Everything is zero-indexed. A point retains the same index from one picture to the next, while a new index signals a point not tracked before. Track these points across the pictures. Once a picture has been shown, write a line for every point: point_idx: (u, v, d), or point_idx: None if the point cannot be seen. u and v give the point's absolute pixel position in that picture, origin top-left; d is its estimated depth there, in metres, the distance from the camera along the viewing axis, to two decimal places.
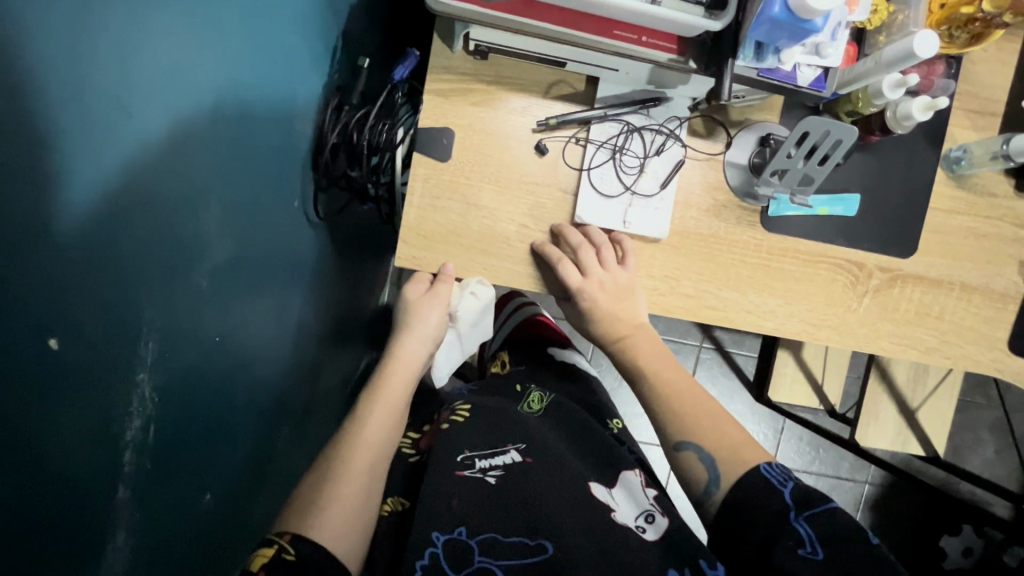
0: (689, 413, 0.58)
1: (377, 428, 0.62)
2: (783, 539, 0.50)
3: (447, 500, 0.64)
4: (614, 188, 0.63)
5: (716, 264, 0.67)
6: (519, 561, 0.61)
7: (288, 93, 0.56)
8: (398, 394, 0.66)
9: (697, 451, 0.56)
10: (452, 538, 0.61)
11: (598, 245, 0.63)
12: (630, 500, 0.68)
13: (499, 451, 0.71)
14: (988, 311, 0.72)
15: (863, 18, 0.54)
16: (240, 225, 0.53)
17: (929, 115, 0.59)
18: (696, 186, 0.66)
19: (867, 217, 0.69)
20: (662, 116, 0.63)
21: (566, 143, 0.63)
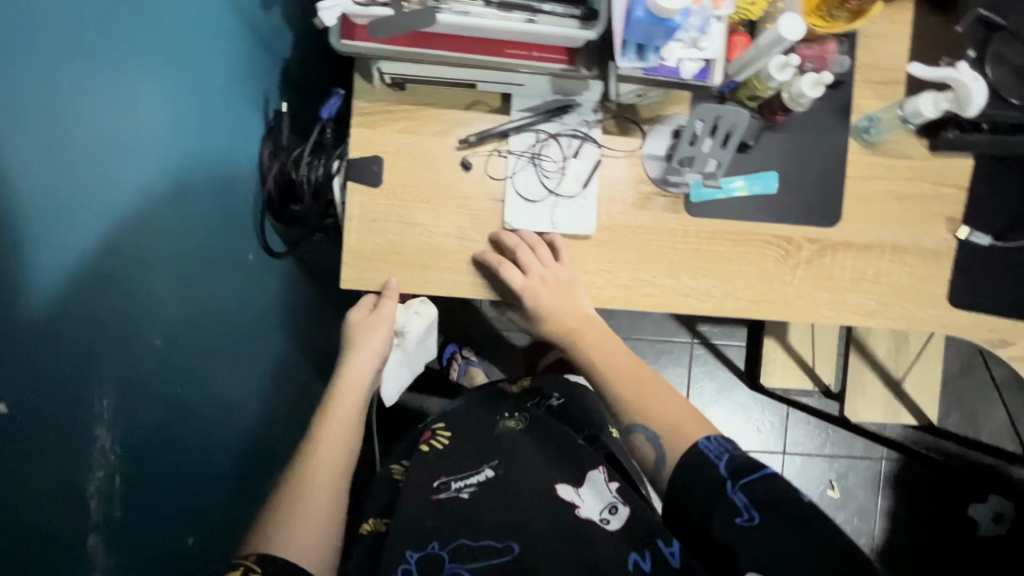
0: (636, 401, 0.59)
1: (333, 450, 0.65)
2: (723, 509, 0.51)
3: (417, 521, 0.67)
4: (538, 193, 0.67)
5: (647, 253, 0.71)
6: (489, 562, 0.62)
7: (227, 149, 0.63)
8: (349, 411, 0.69)
9: (649, 436, 0.57)
10: (426, 553, 0.64)
11: (533, 245, 0.66)
12: (593, 495, 0.69)
13: (475, 471, 0.73)
14: (923, 269, 0.74)
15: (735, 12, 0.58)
16: (192, 287, 0.59)
17: (821, 91, 0.63)
18: (618, 183, 0.69)
19: (790, 192, 0.72)
20: (575, 120, 0.68)
21: (488, 156, 0.67)
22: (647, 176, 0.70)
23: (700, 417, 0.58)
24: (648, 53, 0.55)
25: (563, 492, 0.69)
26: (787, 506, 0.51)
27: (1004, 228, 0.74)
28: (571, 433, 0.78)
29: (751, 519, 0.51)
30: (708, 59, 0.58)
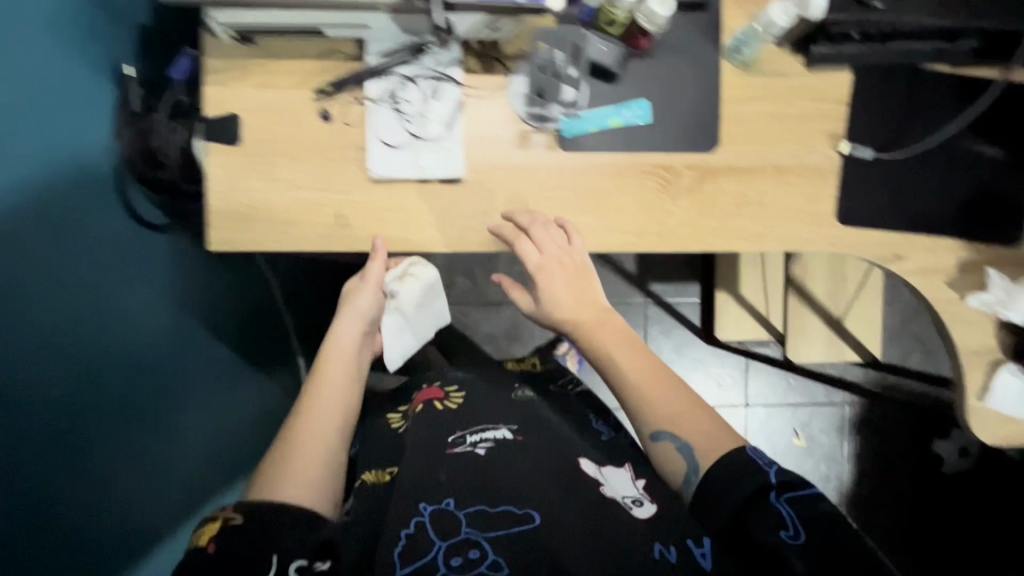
0: (671, 408, 0.56)
1: (333, 404, 0.66)
2: (767, 514, 0.50)
3: (434, 474, 0.64)
4: (400, 138, 0.66)
5: (524, 193, 0.70)
6: (508, 530, 0.58)
7: (64, 87, 0.58)
8: (341, 372, 0.69)
9: (674, 442, 0.54)
10: (440, 508, 0.59)
11: (525, 228, 0.66)
12: (618, 486, 0.68)
13: (489, 428, 0.74)
14: (807, 188, 0.73)
15: None
16: (18, 232, 0.54)
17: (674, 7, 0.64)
18: (486, 123, 0.68)
19: (664, 120, 0.71)
20: (432, 60, 0.67)
21: (346, 105, 0.66)
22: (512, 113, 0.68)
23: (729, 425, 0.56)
24: None
25: (586, 468, 0.70)
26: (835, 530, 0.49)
27: (886, 141, 0.73)
28: (587, 420, 0.85)
29: (794, 533, 0.49)
30: None
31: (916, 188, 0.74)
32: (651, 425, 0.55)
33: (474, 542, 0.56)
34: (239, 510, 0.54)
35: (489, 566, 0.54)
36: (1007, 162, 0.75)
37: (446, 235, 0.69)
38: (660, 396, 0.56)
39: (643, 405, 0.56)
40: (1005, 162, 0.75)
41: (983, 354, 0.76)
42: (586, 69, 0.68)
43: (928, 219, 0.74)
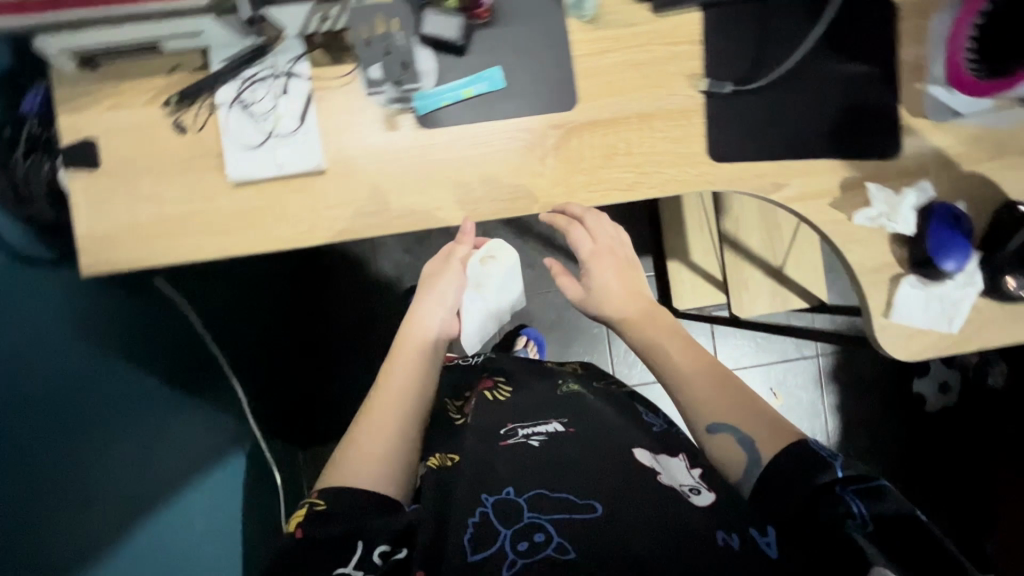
0: (717, 400, 0.62)
1: (401, 392, 0.70)
2: (830, 498, 0.53)
3: (491, 464, 0.64)
4: (255, 138, 0.67)
5: (389, 175, 0.70)
6: (570, 516, 0.57)
7: None
8: (410, 364, 0.73)
9: (733, 434, 0.60)
10: (501, 498, 0.59)
11: (580, 218, 0.73)
12: (673, 473, 0.65)
13: (541, 422, 0.74)
14: (674, 132, 0.73)
15: None
16: None
17: None
18: (341, 110, 0.69)
19: (520, 85, 0.71)
20: (275, 58, 0.67)
21: (197, 113, 0.67)
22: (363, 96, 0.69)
23: (781, 428, 0.59)
24: None
25: (641, 459, 0.66)
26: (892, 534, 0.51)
27: (747, 73, 0.73)
28: (636, 409, 0.82)
29: (863, 519, 0.51)
30: None
31: (785, 115, 0.74)
32: (708, 419, 0.62)
33: (539, 529, 0.56)
34: (323, 498, 0.59)
35: (556, 549, 0.54)
36: (872, 76, 0.75)
37: (318, 228, 0.69)
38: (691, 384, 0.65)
39: (697, 404, 0.63)
40: (871, 76, 0.75)
41: (883, 270, 0.75)
42: (430, 44, 0.69)
43: (801, 144, 0.74)
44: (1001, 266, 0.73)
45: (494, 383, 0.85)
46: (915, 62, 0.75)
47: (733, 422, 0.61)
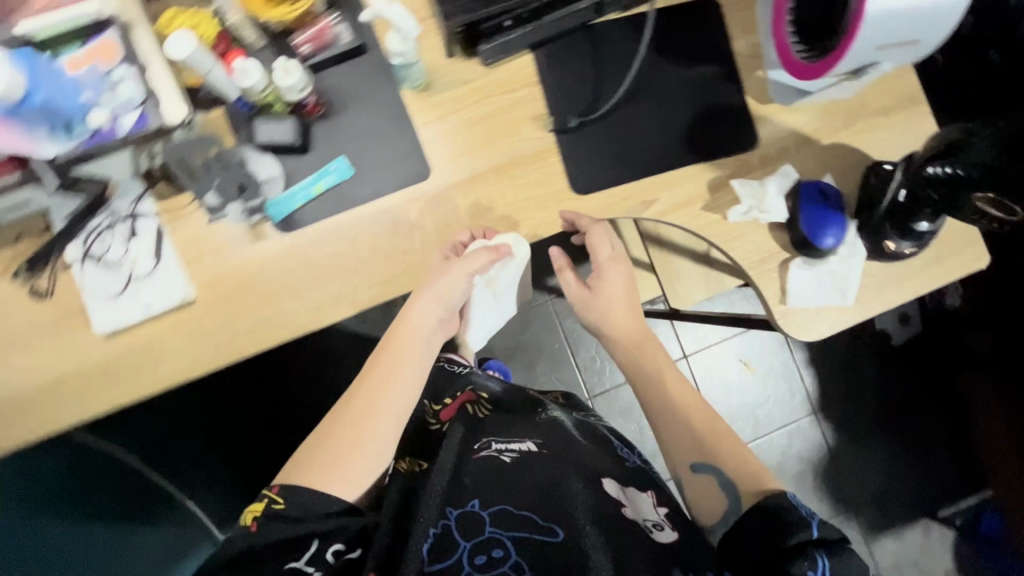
0: (695, 444, 0.70)
1: (390, 396, 0.70)
2: (796, 557, 0.54)
3: (462, 478, 0.67)
4: (115, 287, 0.66)
5: (261, 288, 0.69)
6: (530, 534, 0.60)
7: None
8: (406, 361, 0.72)
9: (714, 476, 0.67)
10: (464, 511, 0.63)
11: (596, 246, 0.75)
12: (639, 507, 0.66)
13: (517, 439, 0.74)
14: (534, 176, 0.73)
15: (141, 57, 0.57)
16: None
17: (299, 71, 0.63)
18: (197, 236, 0.68)
19: (370, 168, 0.71)
20: (115, 203, 0.66)
21: (51, 276, 0.66)
22: (207, 221, 0.68)
23: (760, 475, 0.66)
24: (75, 131, 0.55)
25: (608, 489, 0.67)
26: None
27: (592, 101, 0.74)
28: (611, 441, 0.81)
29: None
30: (140, 106, 0.56)
31: (639, 133, 0.75)
32: (692, 459, 0.69)
33: (497, 544, 0.60)
34: (283, 498, 0.61)
35: (511, 567, 0.57)
36: (714, 74, 0.75)
37: (202, 357, 0.68)
38: (677, 423, 0.72)
39: (680, 447, 0.71)
40: (714, 75, 0.76)
41: (770, 259, 0.76)
42: (270, 151, 0.69)
43: (661, 157, 0.75)
44: (878, 231, 0.74)
45: (477, 398, 0.83)
46: (751, 51, 0.76)
47: (717, 467, 0.68)
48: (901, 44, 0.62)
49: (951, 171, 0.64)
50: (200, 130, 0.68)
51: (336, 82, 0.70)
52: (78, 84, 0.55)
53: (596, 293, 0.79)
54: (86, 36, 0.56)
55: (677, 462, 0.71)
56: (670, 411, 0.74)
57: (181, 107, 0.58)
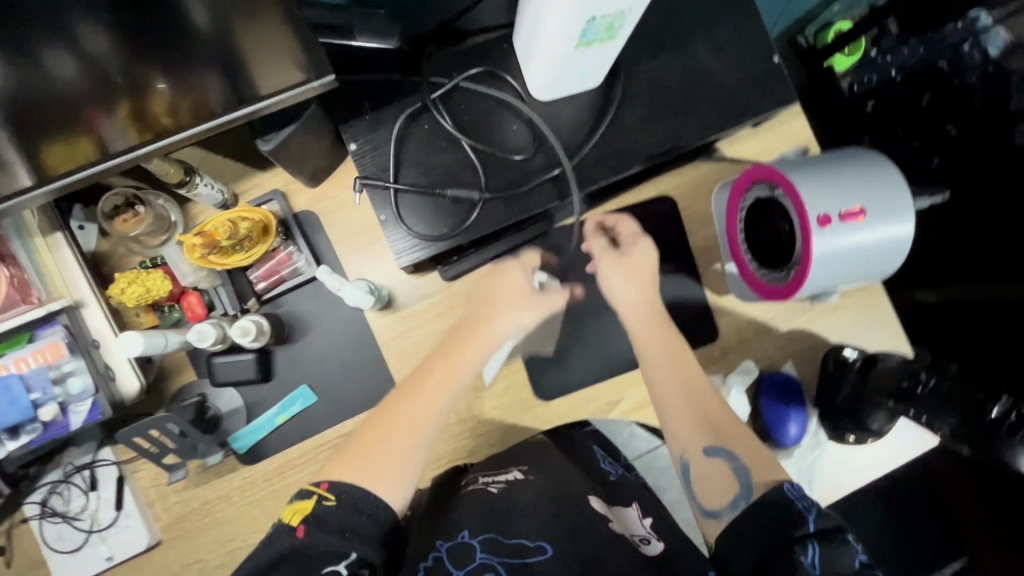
0: (709, 427, 0.62)
1: (437, 409, 0.60)
2: (787, 548, 0.49)
3: (448, 515, 0.60)
4: (77, 539, 0.65)
5: (225, 524, 0.68)
6: (520, 559, 0.54)
7: None
8: (468, 361, 0.63)
9: (728, 461, 0.59)
10: (456, 542, 0.55)
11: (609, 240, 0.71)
12: (626, 521, 0.61)
13: (503, 470, 0.65)
14: (499, 384, 0.74)
15: (86, 340, 0.57)
16: None
17: (254, 326, 0.64)
18: (160, 476, 0.67)
19: (334, 389, 0.71)
20: (70, 457, 0.65)
21: (8, 534, 0.64)
22: (170, 479, 0.67)
23: (773, 463, 0.58)
24: (23, 431, 0.55)
25: (596, 506, 0.60)
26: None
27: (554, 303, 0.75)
28: (590, 453, 0.70)
29: (816, 571, 0.46)
30: (92, 395, 0.56)
31: (601, 332, 0.75)
32: (704, 442, 0.60)
33: (489, 570, 0.53)
34: (335, 495, 0.51)
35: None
36: (672, 269, 0.77)
37: None
38: (681, 406, 0.63)
39: (685, 428, 0.62)
40: (672, 269, 0.77)
41: None
42: (230, 385, 0.68)
43: (627, 355, 0.75)
44: (840, 425, 0.75)
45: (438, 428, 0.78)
46: (708, 244, 0.78)
47: (731, 450, 0.60)
48: (852, 279, 0.64)
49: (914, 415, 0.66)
50: (161, 367, 0.68)
51: (297, 307, 0.70)
52: (24, 385, 0.53)
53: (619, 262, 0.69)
54: (35, 330, 0.55)
55: (685, 444, 0.61)
56: (691, 388, 0.64)
57: (134, 383, 0.58)
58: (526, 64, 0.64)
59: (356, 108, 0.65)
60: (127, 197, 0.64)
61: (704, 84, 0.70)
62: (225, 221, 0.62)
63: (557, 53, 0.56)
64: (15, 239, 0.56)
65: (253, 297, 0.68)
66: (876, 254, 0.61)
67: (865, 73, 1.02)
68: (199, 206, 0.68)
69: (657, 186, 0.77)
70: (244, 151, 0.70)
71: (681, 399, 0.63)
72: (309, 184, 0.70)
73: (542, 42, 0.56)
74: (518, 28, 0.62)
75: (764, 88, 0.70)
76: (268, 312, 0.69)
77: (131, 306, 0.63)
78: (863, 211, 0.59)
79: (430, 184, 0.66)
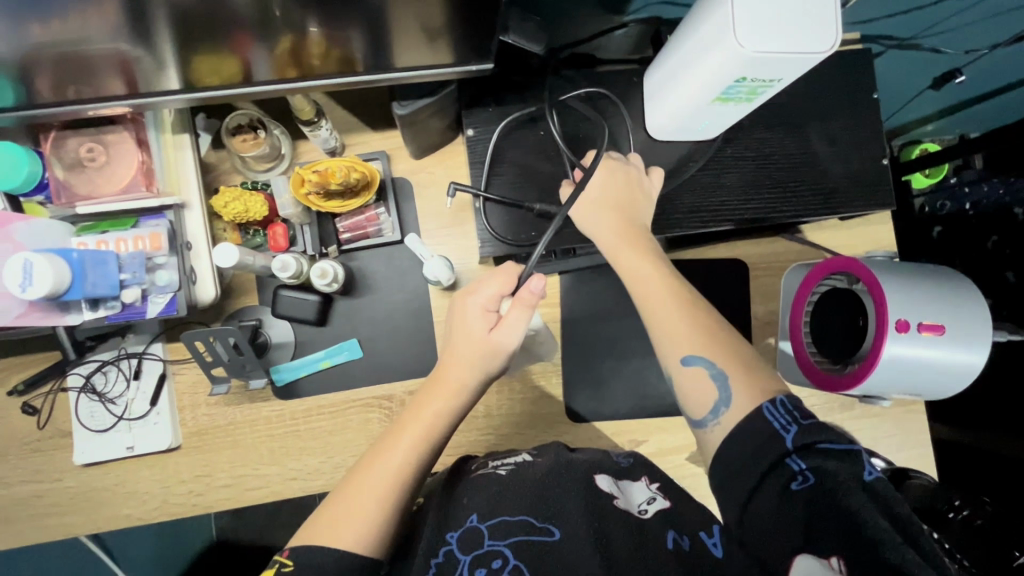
0: (688, 335, 0.55)
1: (398, 478, 0.53)
2: (775, 474, 0.46)
3: (458, 498, 0.58)
4: (107, 421, 0.67)
5: (243, 448, 0.70)
6: (527, 538, 0.54)
7: None
8: (434, 411, 0.58)
9: (707, 367, 0.53)
10: (466, 530, 0.54)
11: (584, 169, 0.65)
12: (630, 491, 0.61)
13: (512, 455, 0.68)
14: (533, 392, 0.75)
15: (179, 238, 0.59)
16: None
17: (332, 268, 0.67)
18: (198, 385, 0.69)
19: (379, 351, 0.73)
20: (124, 342, 0.68)
21: (47, 397, 0.67)
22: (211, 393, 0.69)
23: (756, 372, 0.53)
24: (103, 305, 0.56)
25: (601, 484, 0.61)
26: (841, 501, 0.43)
27: (604, 331, 0.77)
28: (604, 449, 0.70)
29: (805, 480, 0.45)
30: (173, 292, 0.58)
31: (643, 372, 0.76)
32: (682, 350, 0.55)
33: (497, 556, 0.52)
34: (292, 557, 0.47)
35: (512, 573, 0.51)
36: None
37: (172, 501, 0.69)
38: (665, 316, 0.57)
39: (673, 334, 0.56)
40: None
41: None
42: (287, 320, 0.70)
43: (662, 401, 0.76)
44: None
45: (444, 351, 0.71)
46: (767, 318, 0.79)
47: (710, 357, 0.54)
48: (908, 391, 0.65)
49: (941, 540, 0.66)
50: (230, 283, 0.71)
51: (369, 265, 0.73)
52: (117, 265, 0.56)
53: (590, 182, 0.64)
54: (140, 217, 0.58)
55: (664, 353, 0.56)
56: (678, 296, 0.58)
57: (210, 291, 0.61)
58: (653, 102, 0.65)
59: (483, 100, 0.69)
60: (254, 119, 0.67)
61: (811, 167, 0.71)
62: (343, 167, 0.64)
63: (692, 99, 0.58)
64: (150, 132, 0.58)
65: (333, 244, 0.71)
66: (942, 375, 0.62)
67: (939, 198, 1.03)
68: (309, 145, 0.71)
69: (734, 250, 0.79)
70: (366, 108, 0.73)
71: (664, 306, 0.57)
72: (415, 155, 0.73)
73: (682, 85, 0.58)
74: (656, 67, 0.64)
75: (866, 187, 0.72)
76: (341, 262, 0.72)
77: (226, 220, 0.65)
78: (942, 328, 0.61)
79: (528, 188, 0.68)
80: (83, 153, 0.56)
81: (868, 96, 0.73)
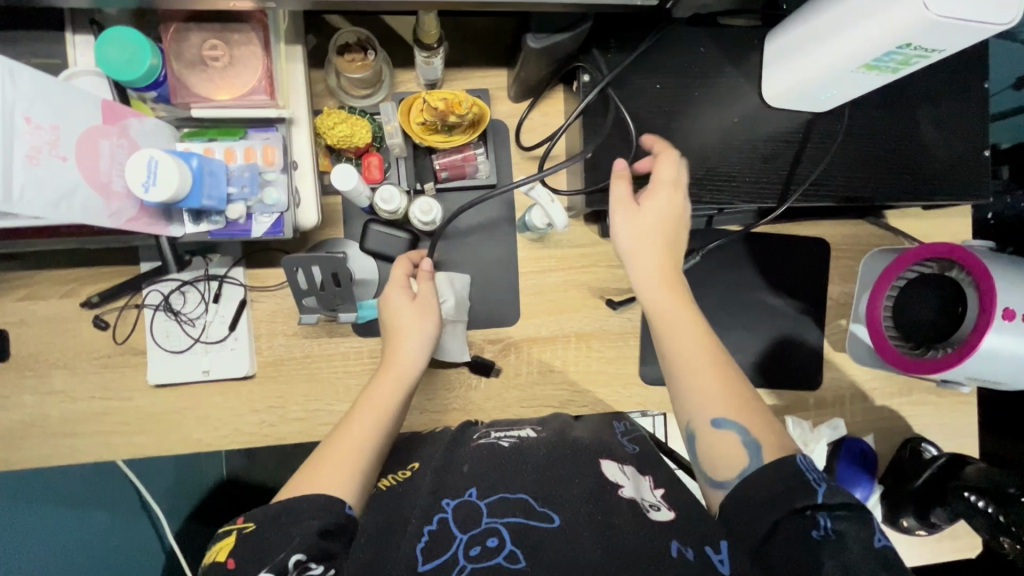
0: (717, 395, 0.54)
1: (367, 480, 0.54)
2: (795, 519, 0.47)
3: (455, 465, 0.56)
4: (182, 342, 0.65)
5: (319, 383, 0.68)
6: (525, 521, 0.50)
7: None
8: (388, 395, 0.60)
9: (740, 435, 0.53)
10: (464, 501, 0.51)
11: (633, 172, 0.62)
12: (637, 487, 0.55)
13: (515, 427, 0.65)
14: (611, 351, 0.74)
15: (288, 152, 0.56)
16: None
17: (434, 213, 0.65)
18: (277, 314, 0.67)
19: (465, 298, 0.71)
20: (207, 264, 0.65)
21: (120, 311, 0.64)
22: (297, 322, 0.67)
23: (783, 435, 0.53)
24: (206, 218, 0.53)
25: (607, 470, 0.56)
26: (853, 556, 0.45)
27: None
28: (612, 429, 0.67)
29: (828, 536, 0.46)
30: (280, 211, 0.54)
31: (718, 341, 0.77)
32: (715, 413, 0.54)
33: (495, 535, 0.49)
34: (254, 520, 0.48)
35: (506, 558, 0.47)
36: (803, 310, 0.79)
37: (241, 430, 0.67)
38: (695, 371, 0.56)
39: (704, 395, 0.55)
40: (804, 310, 0.79)
41: None
42: (374, 256, 0.68)
43: None
44: (898, 507, 0.80)
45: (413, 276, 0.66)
46: (842, 299, 0.80)
47: (744, 421, 0.53)
48: (989, 380, 0.66)
49: (998, 518, 0.72)
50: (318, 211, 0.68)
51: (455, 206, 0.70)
52: (226, 177, 0.52)
53: (635, 211, 0.60)
54: (249, 128, 0.55)
55: (693, 413, 0.55)
56: (709, 344, 0.57)
57: (312, 216, 0.58)
58: (784, 65, 0.63)
59: (600, 43, 0.66)
60: (364, 37, 0.63)
61: (917, 152, 0.70)
62: (468, 100, 0.61)
63: (834, 66, 0.56)
64: (275, 37, 0.53)
65: (430, 180, 0.68)
66: None
67: None
68: (410, 75, 0.68)
69: (818, 229, 0.79)
70: (470, 42, 0.70)
71: (696, 357, 0.56)
72: (517, 99, 0.70)
73: (825, 50, 0.56)
74: (796, 26, 0.60)
75: (967, 178, 0.71)
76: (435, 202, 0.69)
77: (328, 142, 0.61)
78: None
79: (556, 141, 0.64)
80: (204, 50, 0.52)
81: (980, 85, 0.71)
